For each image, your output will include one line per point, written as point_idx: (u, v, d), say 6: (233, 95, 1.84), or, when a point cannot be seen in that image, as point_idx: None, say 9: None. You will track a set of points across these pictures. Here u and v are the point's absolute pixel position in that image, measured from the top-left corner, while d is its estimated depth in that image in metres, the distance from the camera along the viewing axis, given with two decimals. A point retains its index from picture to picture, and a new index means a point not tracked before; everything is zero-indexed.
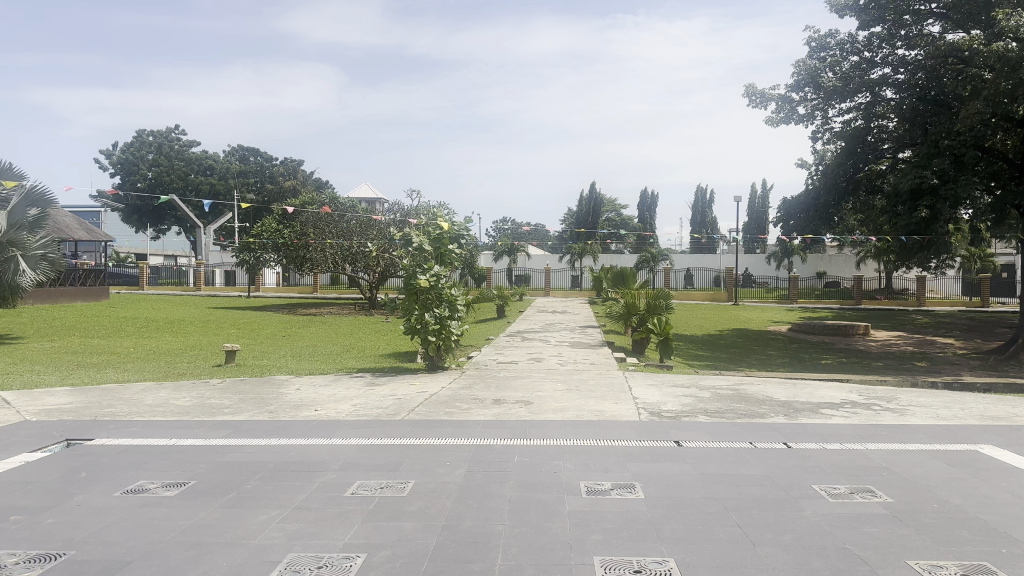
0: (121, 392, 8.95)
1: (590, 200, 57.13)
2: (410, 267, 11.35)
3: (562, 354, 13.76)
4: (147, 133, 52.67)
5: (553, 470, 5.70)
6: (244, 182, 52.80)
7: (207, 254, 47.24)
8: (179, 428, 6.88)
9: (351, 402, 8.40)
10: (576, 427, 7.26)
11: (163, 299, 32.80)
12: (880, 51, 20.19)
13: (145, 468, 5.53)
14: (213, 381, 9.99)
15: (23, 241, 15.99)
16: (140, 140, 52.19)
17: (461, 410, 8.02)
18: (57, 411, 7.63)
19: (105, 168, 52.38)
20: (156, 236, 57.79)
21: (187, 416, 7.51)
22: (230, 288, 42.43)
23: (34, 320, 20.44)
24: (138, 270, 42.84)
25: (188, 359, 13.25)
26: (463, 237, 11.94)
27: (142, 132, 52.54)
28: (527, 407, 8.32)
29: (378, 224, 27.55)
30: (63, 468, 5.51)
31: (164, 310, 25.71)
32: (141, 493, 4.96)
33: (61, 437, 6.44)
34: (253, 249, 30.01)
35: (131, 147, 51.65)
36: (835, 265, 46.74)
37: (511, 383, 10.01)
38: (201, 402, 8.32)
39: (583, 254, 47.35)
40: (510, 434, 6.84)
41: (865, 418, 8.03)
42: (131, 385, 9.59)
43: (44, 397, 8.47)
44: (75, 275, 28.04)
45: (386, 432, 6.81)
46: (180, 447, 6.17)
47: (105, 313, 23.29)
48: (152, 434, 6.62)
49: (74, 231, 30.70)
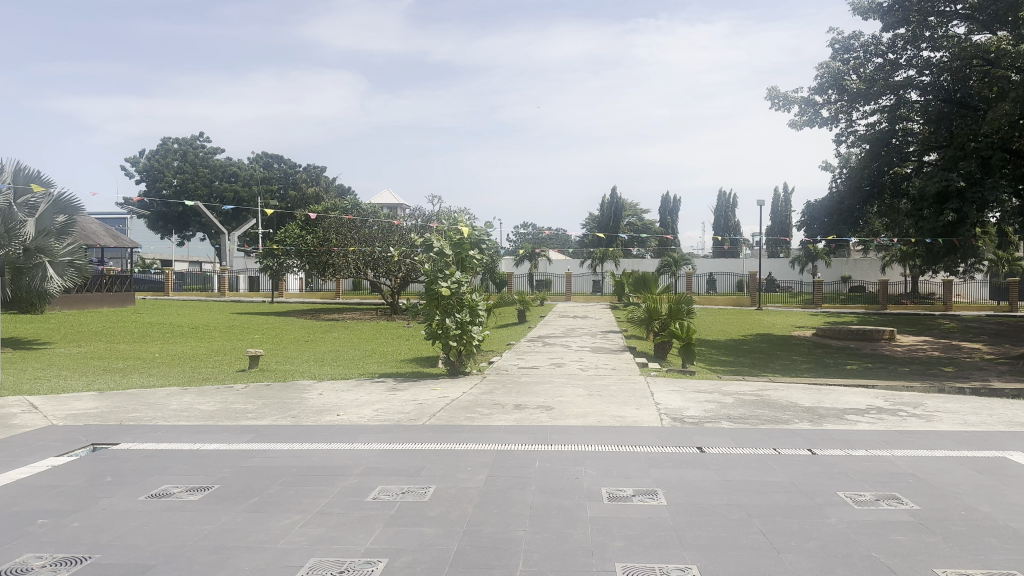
0: (146, 397, 9.06)
1: (612, 204, 56.94)
2: (431, 273, 11.38)
3: (583, 360, 13.70)
4: (172, 141, 53.17)
5: (574, 475, 5.67)
6: (268, 189, 53.22)
7: (231, 260, 47.70)
8: (201, 433, 6.94)
9: (372, 408, 8.42)
10: (598, 432, 7.23)
11: (188, 304, 33.12)
12: (905, 53, 19.96)
13: (169, 472, 5.59)
14: (237, 386, 10.08)
15: (51, 248, 16.29)
16: (165, 147, 52.69)
17: (481, 415, 8.01)
18: (84, 416, 7.73)
19: (130, 175, 52.98)
20: (181, 243, 58.39)
21: (211, 421, 7.57)
22: (253, 293, 42.84)
23: (62, 326, 20.74)
24: (163, 276, 43.34)
25: (212, 364, 13.34)
26: (484, 242, 11.95)
27: (167, 140, 52.99)
28: (548, 412, 8.29)
29: (400, 229, 27.58)
30: (88, 473, 5.58)
31: (189, 316, 25.99)
32: (165, 497, 5.00)
33: (87, 442, 6.52)
34: (276, 255, 30.23)
35: (156, 154, 52.16)
36: (860, 269, 46.13)
37: (532, 389, 10.00)
38: (225, 407, 8.39)
39: (604, 260, 47.21)
40: (531, 439, 6.81)
41: (891, 425, 7.91)
42: (156, 391, 9.69)
43: (70, 402, 8.59)
44: (101, 281, 28.40)
45: (408, 437, 6.83)
46: (203, 452, 6.22)
47: (131, 319, 23.58)
48: (177, 438, 6.68)
49: (101, 238, 31.10)
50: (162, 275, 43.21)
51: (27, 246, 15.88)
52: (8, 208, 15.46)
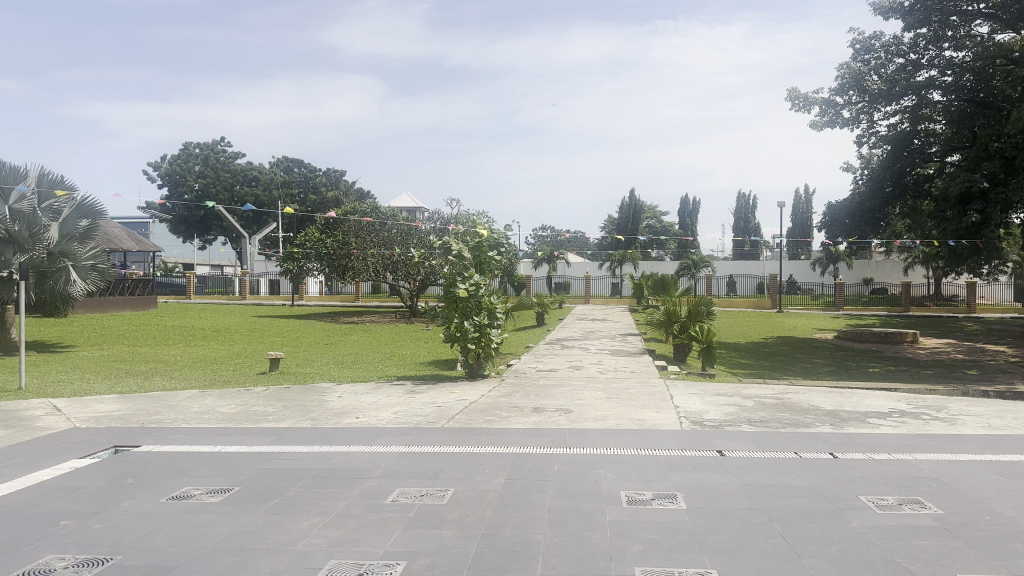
0: (168, 399, 9.15)
1: (630, 206, 56.78)
2: (449, 275, 11.39)
3: (602, 363, 13.66)
4: (193, 145, 53.70)
5: (593, 479, 5.64)
6: (288, 193, 53.63)
7: (252, 263, 48.18)
8: (221, 435, 6.99)
9: (391, 410, 8.44)
10: (616, 435, 7.21)
11: (209, 308, 33.44)
12: (927, 53, 19.75)
13: (189, 474, 5.63)
14: (258, 389, 10.14)
15: (74, 252, 16.52)
16: (187, 152, 53.23)
17: (499, 418, 8.00)
18: (106, 418, 7.82)
19: (153, 180, 53.60)
20: (203, 246, 58.97)
21: (232, 423, 7.63)
22: (274, 296, 43.22)
23: (85, 330, 20.98)
24: (186, 280, 43.82)
25: (233, 368, 13.42)
26: (502, 245, 11.95)
27: (188, 144, 53.54)
28: (567, 415, 8.27)
29: (418, 232, 27.63)
30: (111, 475, 5.65)
31: (210, 319, 26.21)
32: (185, 499, 5.04)
33: (109, 444, 6.60)
34: (297, 258, 30.42)
35: (178, 159, 52.72)
36: (882, 271, 45.63)
37: (551, 391, 9.98)
38: (246, 409, 8.46)
39: (623, 262, 47.00)
40: (549, 443, 6.80)
41: (915, 428, 7.80)
42: (177, 393, 9.79)
43: (93, 405, 8.70)
44: (124, 285, 28.75)
45: (427, 440, 6.84)
46: (224, 454, 6.27)
47: (154, 322, 23.86)
48: (198, 441, 6.74)
49: (123, 242, 31.48)
50: (184, 278, 43.66)
51: (50, 250, 16.10)
52: (31, 213, 15.73)
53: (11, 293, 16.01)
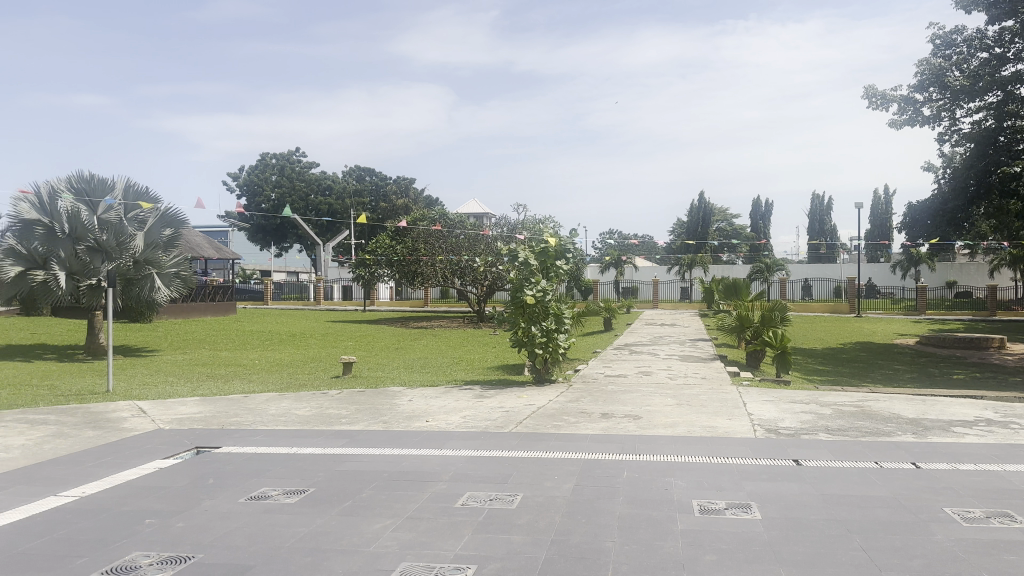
0: (246, 402, 9.47)
1: (699, 210, 55.89)
2: (517, 281, 11.45)
3: (671, 368, 13.46)
4: (270, 156, 55.48)
5: (663, 486, 5.56)
6: (360, 201, 54.90)
7: (325, 270, 49.48)
8: (296, 437, 7.19)
9: (460, 414, 8.52)
10: (687, 442, 7.09)
11: (285, 313, 34.52)
12: (1014, 46, 18.77)
13: (267, 475, 5.80)
14: (331, 392, 10.39)
15: (158, 259, 17.25)
16: (264, 163, 55.05)
17: (567, 424, 7.98)
18: (189, 420, 8.14)
19: (233, 190, 55.67)
20: (279, 254, 60.89)
21: (307, 426, 7.84)
22: (347, 302, 44.30)
23: (170, 334, 21.92)
24: (263, 286, 45.34)
25: (307, 371, 13.78)
26: (569, 251, 11.95)
27: (266, 155, 55.34)
28: (636, 421, 8.17)
29: (486, 239, 27.84)
30: (194, 474, 5.87)
31: (286, 324, 27.01)
32: (262, 500, 5.20)
33: (192, 445, 6.87)
34: (368, 264, 31.06)
35: (256, 170, 54.57)
36: (968, 274, 43.56)
37: (620, 397, 9.89)
38: (320, 412, 8.68)
39: (693, 266, 46.24)
40: (618, 449, 6.73)
41: (1006, 438, 7.39)
42: (255, 396, 10.12)
43: (176, 407, 9.07)
44: (205, 291, 29.94)
45: (496, 444, 6.87)
46: (300, 456, 6.44)
47: (234, 327, 24.77)
48: (275, 442, 6.95)
49: (205, 250, 32.78)
50: (262, 285, 45.17)
51: (136, 258, 16.90)
52: (118, 223, 16.66)
53: (100, 301, 16.71)
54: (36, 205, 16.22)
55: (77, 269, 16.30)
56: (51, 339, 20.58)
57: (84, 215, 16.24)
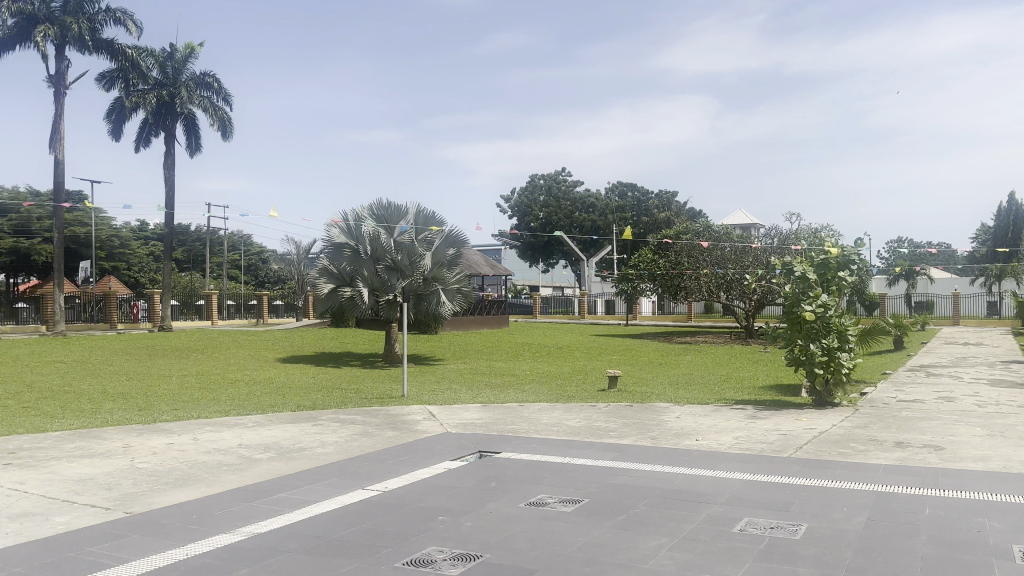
0: (522, 411, 9.98)
1: (1012, 212, 48.48)
2: (792, 296, 10.89)
3: (980, 394, 11.78)
4: (538, 177, 58.14)
5: (977, 528, 4.85)
6: (622, 217, 55.52)
7: (589, 284, 50.65)
8: (568, 448, 7.41)
9: (732, 434, 8.20)
10: (1003, 479, 6.13)
11: (554, 327, 35.92)
12: None
13: (544, 483, 6.05)
14: (600, 405, 10.57)
15: (444, 276, 18.74)
16: (533, 184, 57.84)
17: (854, 451, 7.31)
18: (471, 425, 8.77)
19: (505, 212, 59.33)
20: (547, 270, 63.55)
21: (579, 436, 8.06)
22: (612, 316, 44.98)
23: (450, 345, 23.87)
24: (532, 301, 47.66)
25: (576, 384, 14.19)
26: (853, 263, 11.13)
27: (534, 176, 58.09)
28: (936, 453, 7.25)
29: (754, 251, 26.66)
30: (479, 477, 6.30)
31: (554, 337, 28.08)
32: (540, 506, 5.42)
33: (475, 449, 7.38)
34: (631, 279, 31.30)
35: (526, 191, 57.56)
36: None
37: (916, 425, 8.85)
38: (589, 424, 8.87)
39: (1003, 277, 40.20)
40: (916, 483, 6.02)
41: None
42: (529, 405, 10.63)
43: (460, 412, 9.83)
44: (482, 306, 32.19)
45: (773, 469, 6.51)
46: (573, 466, 6.63)
47: (507, 340, 26.30)
48: (550, 451, 7.23)
49: (481, 267, 35.29)
50: (531, 300, 47.48)
51: (426, 275, 18.55)
52: (411, 243, 18.57)
53: (396, 312, 18.91)
54: (345, 231, 18.74)
55: (378, 286, 18.43)
56: (355, 347, 23.46)
57: (384, 237, 18.43)
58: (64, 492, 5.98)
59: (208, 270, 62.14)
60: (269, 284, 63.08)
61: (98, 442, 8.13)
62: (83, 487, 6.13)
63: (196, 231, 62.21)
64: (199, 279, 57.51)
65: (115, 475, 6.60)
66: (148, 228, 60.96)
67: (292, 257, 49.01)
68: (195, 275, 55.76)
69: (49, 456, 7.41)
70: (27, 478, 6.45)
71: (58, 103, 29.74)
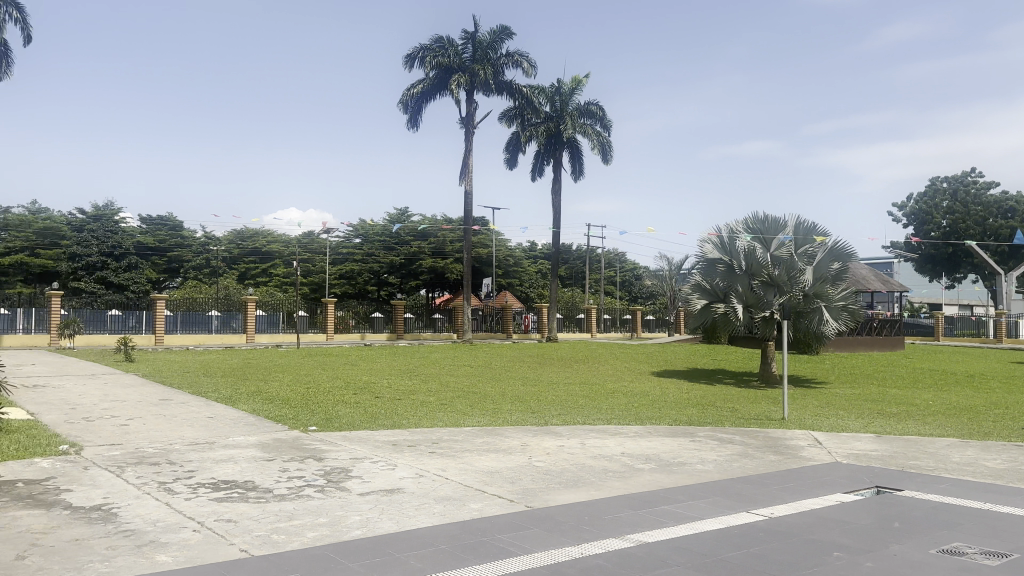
0: (926, 445, 8.82)
1: None
2: None
3: None
4: (940, 180, 51.26)
5: None
6: None
7: (1009, 302, 43.00)
8: (990, 493, 6.32)
9: None
10: None
11: (961, 351, 31.19)
12: None
13: (960, 530, 5.23)
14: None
15: (827, 293, 17.62)
16: (933, 188, 51.15)
17: None
18: (864, 457, 8.00)
19: (896, 222, 53.53)
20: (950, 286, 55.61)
21: (1003, 481, 6.83)
22: None
23: (832, 367, 22.16)
24: (931, 321, 42.08)
25: (994, 418, 12.12)
26: None
27: (935, 180, 51.39)
28: None
29: None
30: (877, 514, 5.70)
31: (962, 363, 24.41)
32: (957, 556, 4.70)
33: (870, 483, 6.70)
34: None
35: (923, 197, 51.22)
36: None
37: None
38: (1017, 468, 7.48)
39: None
40: None
41: None
42: (935, 440, 9.35)
43: (850, 441, 9.04)
44: (869, 326, 29.39)
45: None
46: (998, 515, 5.63)
47: (902, 364, 23.55)
48: (965, 494, 6.25)
49: (870, 283, 32.29)
50: (930, 320, 41.96)
51: (806, 291, 17.66)
52: (789, 258, 17.77)
53: (774, 330, 18.22)
54: (719, 246, 18.51)
55: (753, 302, 17.93)
56: (730, 366, 22.98)
57: (760, 252, 17.85)
58: (476, 482, 6.86)
59: (586, 286, 66.85)
60: (641, 300, 65.68)
61: (501, 440, 9.19)
62: (491, 479, 6.96)
63: (576, 250, 67.32)
64: (579, 295, 62.13)
65: (516, 471, 7.38)
66: (536, 248, 67.79)
67: (663, 273, 50.32)
68: (575, 290, 60.42)
69: (464, 448, 8.58)
70: (448, 465, 7.54)
71: (468, 139, 34.67)
